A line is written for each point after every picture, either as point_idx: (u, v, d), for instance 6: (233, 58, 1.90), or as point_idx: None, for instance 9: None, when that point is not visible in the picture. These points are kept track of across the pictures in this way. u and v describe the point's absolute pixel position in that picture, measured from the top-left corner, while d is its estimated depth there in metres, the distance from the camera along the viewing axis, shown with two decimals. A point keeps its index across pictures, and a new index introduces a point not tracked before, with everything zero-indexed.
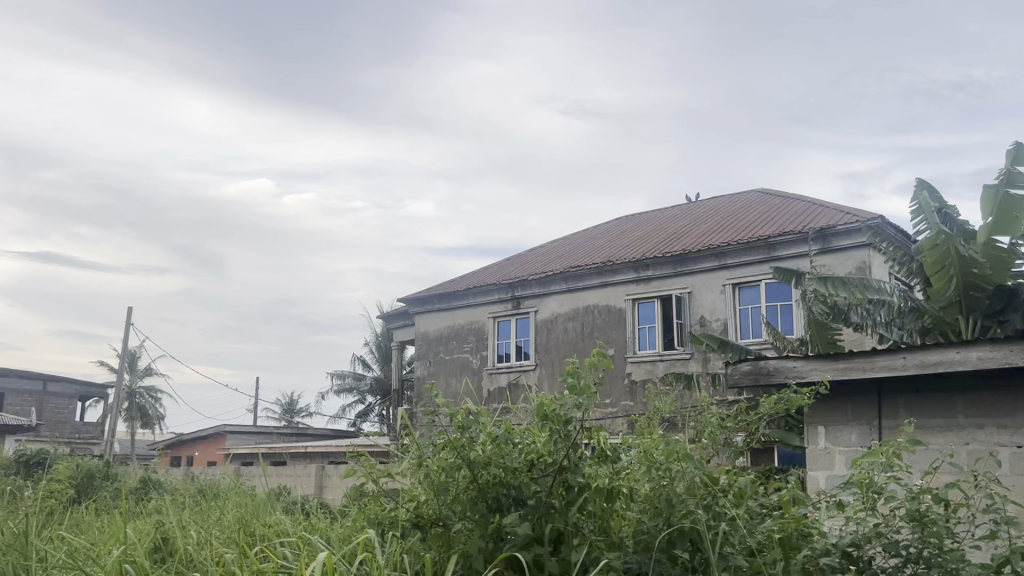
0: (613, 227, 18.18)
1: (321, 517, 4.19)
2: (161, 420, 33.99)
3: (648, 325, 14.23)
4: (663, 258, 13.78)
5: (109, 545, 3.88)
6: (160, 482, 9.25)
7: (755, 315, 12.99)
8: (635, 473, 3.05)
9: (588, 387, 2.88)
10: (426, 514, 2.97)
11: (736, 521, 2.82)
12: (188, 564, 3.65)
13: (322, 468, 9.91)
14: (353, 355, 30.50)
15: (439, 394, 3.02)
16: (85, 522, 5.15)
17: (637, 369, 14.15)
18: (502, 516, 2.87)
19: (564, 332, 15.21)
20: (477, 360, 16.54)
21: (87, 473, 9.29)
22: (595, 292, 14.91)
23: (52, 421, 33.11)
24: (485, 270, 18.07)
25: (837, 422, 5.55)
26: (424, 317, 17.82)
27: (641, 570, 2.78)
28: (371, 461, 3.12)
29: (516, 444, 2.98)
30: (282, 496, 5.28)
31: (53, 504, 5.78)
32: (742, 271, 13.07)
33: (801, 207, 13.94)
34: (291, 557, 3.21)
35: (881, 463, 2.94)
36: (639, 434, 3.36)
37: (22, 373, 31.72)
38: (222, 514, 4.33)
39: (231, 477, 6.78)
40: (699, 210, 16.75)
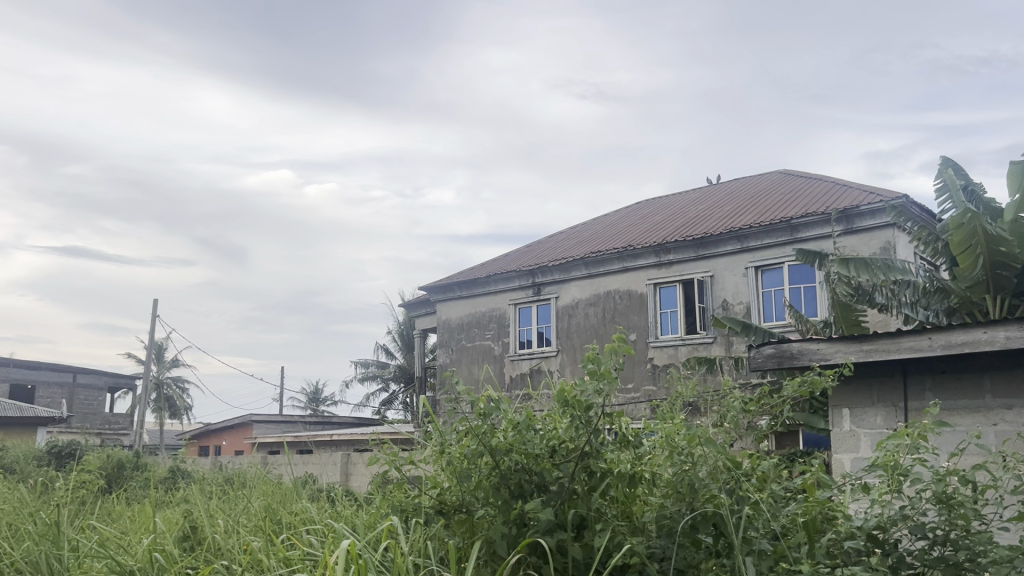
0: (634, 211, 18.09)
1: (345, 505, 4.22)
2: (188, 410, 34.40)
3: (670, 309, 14.19)
4: (685, 241, 13.69)
5: (139, 535, 3.94)
6: (188, 472, 9.37)
7: (778, 298, 12.88)
8: (657, 458, 3.05)
9: (609, 371, 2.89)
10: (449, 500, 3.00)
11: (760, 505, 2.79)
12: (216, 553, 3.69)
13: (347, 455, 9.96)
14: (376, 343, 30.66)
15: (460, 380, 3.01)
16: (115, 511, 5.23)
17: (660, 353, 14.12)
18: (525, 502, 2.88)
19: (586, 318, 15.20)
20: (499, 346, 16.59)
21: (117, 464, 9.41)
22: (616, 277, 14.87)
23: (82, 413, 33.59)
24: (506, 257, 18.06)
25: (862, 404, 5.51)
26: (445, 305, 17.85)
27: (664, 555, 2.79)
28: (393, 448, 3.11)
29: (538, 431, 2.99)
30: (307, 484, 5.35)
31: (84, 493, 5.87)
32: (765, 253, 12.97)
33: (825, 187, 13.78)
34: (316, 545, 3.23)
35: (906, 444, 2.89)
36: (662, 419, 3.36)
37: (51, 366, 32.22)
38: (249, 503, 4.37)
39: (258, 466, 6.87)
40: (721, 192, 16.62)
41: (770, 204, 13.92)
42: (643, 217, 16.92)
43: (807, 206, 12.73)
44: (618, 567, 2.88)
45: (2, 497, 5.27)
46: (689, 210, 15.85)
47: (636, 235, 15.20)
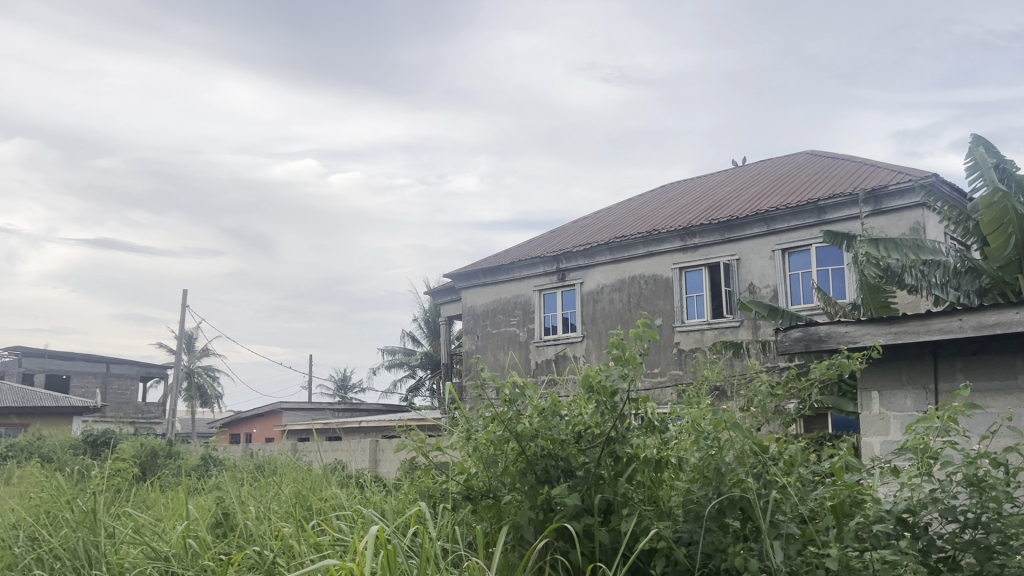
0: (659, 195, 17.97)
1: (374, 491, 4.26)
2: (219, 398, 34.86)
3: (696, 293, 14.12)
4: (711, 224, 13.59)
5: (173, 521, 4.02)
6: (220, 460, 9.51)
7: (806, 280, 12.77)
8: (683, 443, 3.05)
9: (633, 357, 2.88)
10: (476, 486, 3.01)
11: (788, 489, 2.78)
12: (248, 539, 3.76)
13: (375, 442, 10.04)
14: (402, 330, 30.84)
15: (486, 367, 3.03)
16: (150, 499, 5.32)
17: (686, 338, 14.07)
18: (551, 488, 2.89)
19: (611, 303, 15.16)
20: (524, 332, 16.62)
21: (151, 452, 9.56)
22: (641, 262, 14.81)
23: (116, 402, 34.13)
24: (530, 243, 18.05)
25: (891, 386, 5.46)
26: (471, 292, 17.89)
27: (692, 539, 2.81)
28: (421, 435, 3.15)
29: (563, 417, 2.99)
30: (337, 470, 5.41)
31: (121, 480, 6.01)
32: (792, 235, 12.84)
33: (853, 167, 13.60)
34: (346, 531, 3.28)
35: (936, 428, 2.87)
36: (688, 403, 3.36)
37: (84, 356, 32.79)
38: (279, 489, 4.43)
39: (288, 453, 6.95)
40: (746, 174, 16.46)
41: (796, 186, 13.77)
42: (668, 201, 16.81)
43: (835, 187, 12.58)
44: (646, 551, 2.89)
45: (41, 485, 5.40)
46: (715, 193, 15.72)
47: (661, 219, 15.12)
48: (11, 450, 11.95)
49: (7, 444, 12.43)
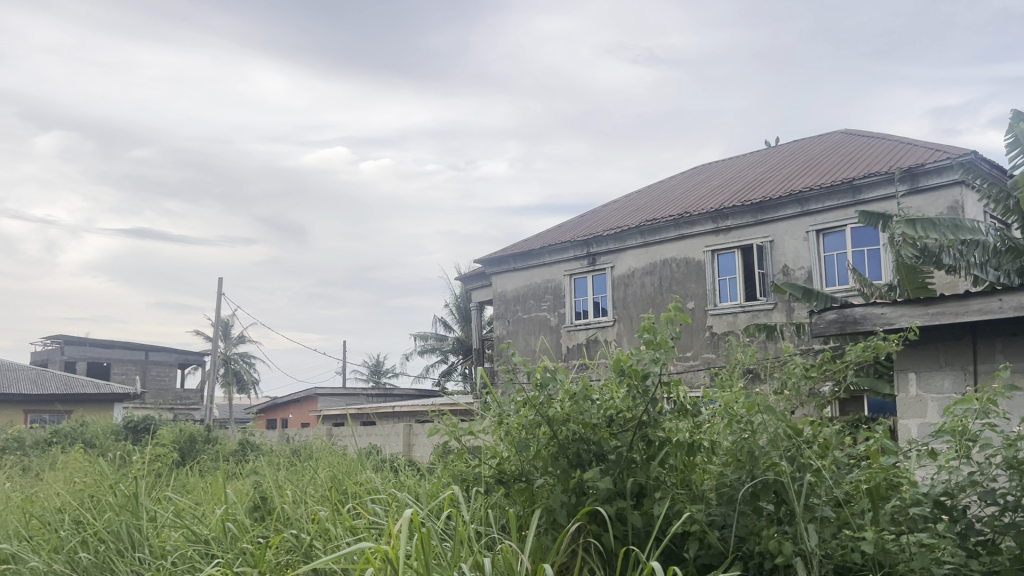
0: (691, 177, 17.79)
1: (408, 475, 4.30)
2: (256, 384, 35.38)
3: (729, 276, 14.01)
4: (743, 206, 13.44)
5: (212, 505, 4.11)
6: (257, 445, 9.67)
7: (841, 262, 12.61)
8: (716, 427, 3.03)
9: (665, 341, 2.87)
10: (508, 469, 3.02)
11: (822, 472, 2.76)
12: (286, 522, 3.82)
13: (409, 426, 10.09)
14: (434, 316, 31.00)
15: (516, 352, 3.04)
16: (190, 483, 5.43)
17: (718, 321, 13.98)
18: (583, 471, 2.89)
19: (642, 287, 15.09)
20: (555, 317, 16.62)
21: (189, 438, 9.73)
22: (673, 245, 14.71)
23: (156, 389, 34.78)
24: (560, 227, 17.99)
25: (928, 368, 5.39)
26: (501, 277, 17.90)
27: (725, 522, 2.80)
28: (453, 420, 3.18)
29: (595, 401, 2.99)
30: (371, 455, 5.46)
31: (161, 465, 6.15)
32: (826, 216, 12.65)
33: (889, 146, 13.36)
34: (381, 514, 3.33)
35: (974, 410, 2.82)
36: (721, 387, 3.34)
37: (124, 344, 33.47)
38: (315, 474, 4.49)
39: (323, 438, 7.05)
40: (780, 154, 16.23)
41: (831, 166, 13.56)
42: (700, 183, 16.64)
43: (870, 167, 12.37)
44: (678, 535, 2.89)
45: (84, 470, 5.55)
46: (747, 175, 15.54)
47: (692, 201, 14.98)
48: (55, 435, 12.24)
49: (52, 430, 12.74)
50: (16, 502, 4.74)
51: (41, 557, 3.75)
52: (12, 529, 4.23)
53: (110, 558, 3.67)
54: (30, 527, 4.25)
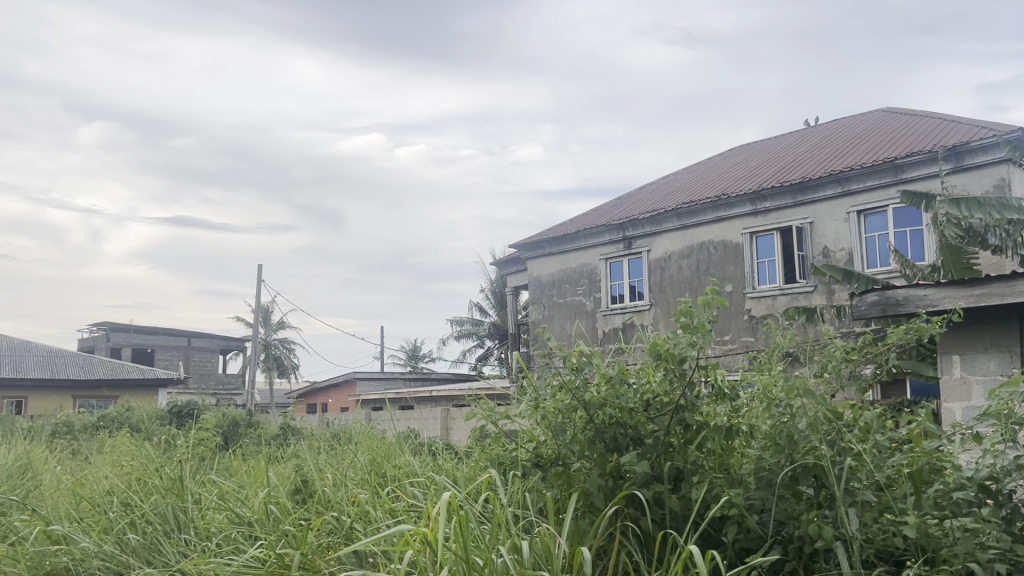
0: (728, 158, 17.57)
1: (447, 459, 4.33)
2: (295, 370, 35.88)
3: (768, 258, 13.84)
4: (782, 187, 13.25)
5: (255, 488, 4.18)
6: (297, 429, 9.82)
7: (882, 243, 12.40)
8: (755, 411, 3.02)
9: (702, 325, 2.85)
10: (545, 453, 3.02)
11: (863, 456, 2.72)
12: (327, 504, 3.88)
13: (447, 410, 10.15)
14: (470, 302, 31.15)
15: (552, 336, 3.04)
16: (233, 467, 5.55)
17: (757, 304, 13.83)
18: (621, 455, 2.89)
19: (679, 270, 14.99)
20: (591, 302, 16.60)
21: (232, 422, 9.93)
22: (710, 227, 14.56)
23: (198, 374, 35.46)
24: (596, 211, 17.91)
25: (973, 350, 5.29)
26: (536, 262, 17.90)
27: (764, 506, 2.78)
28: (489, 404, 3.21)
29: (632, 384, 2.99)
30: (409, 438, 5.52)
31: (205, 449, 6.29)
32: (868, 197, 12.43)
33: (933, 124, 13.05)
34: (420, 497, 3.38)
35: (1020, 392, 2.76)
36: (760, 370, 3.31)
37: (167, 330, 34.13)
38: (355, 457, 4.55)
39: (362, 422, 7.15)
40: (819, 135, 15.95)
41: (872, 145, 13.30)
42: (737, 164, 16.43)
43: (913, 145, 12.10)
44: (716, 519, 2.88)
45: (132, 453, 5.68)
46: (786, 155, 15.30)
47: (730, 183, 14.81)
48: (103, 420, 12.55)
49: (99, 414, 13.06)
50: (67, 484, 4.88)
51: (92, 537, 3.86)
52: (65, 511, 4.36)
53: (157, 539, 3.77)
54: (80, 508, 4.37)
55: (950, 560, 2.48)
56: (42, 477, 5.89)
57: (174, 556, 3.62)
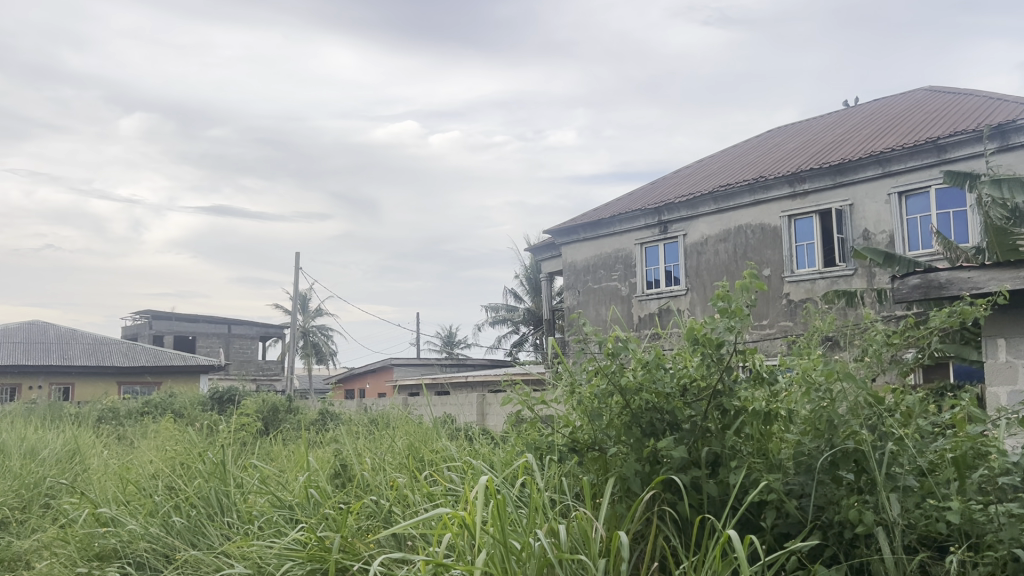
0: (765, 140, 17.33)
1: (484, 443, 4.36)
2: (334, 356, 36.29)
3: (807, 241, 13.65)
4: (821, 169, 13.04)
5: (296, 472, 4.25)
6: (336, 413, 9.94)
7: (925, 224, 12.17)
8: (794, 395, 2.99)
9: (740, 309, 2.83)
10: (581, 438, 3.02)
11: (904, 441, 2.68)
12: (365, 488, 3.92)
13: (483, 396, 10.19)
14: (505, 287, 31.18)
15: (588, 322, 3.03)
16: (274, 452, 5.63)
17: (796, 288, 13.66)
18: (657, 440, 2.88)
19: (716, 254, 14.85)
20: (626, 287, 16.52)
21: (272, 408, 10.08)
22: (748, 211, 14.39)
23: (238, 361, 36.02)
24: (631, 195, 17.80)
25: (1019, 333, 5.16)
26: (571, 248, 17.85)
27: (804, 491, 2.75)
28: (525, 389, 3.22)
29: (669, 369, 2.97)
30: (446, 424, 5.56)
31: (246, 433, 6.37)
32: (909, 178, 12.18)
33: (977, 102, 12.74)
34: (457, 481, 3.41)
35: None
36: (799, 355, 3.28)
37: (207, 318, 34.70)
38: (393, 442, 4.59)
39: (400, 407, 7.21)
40: (859, 115, 15.65)
41: (914, 125, 13.03)
42: (774, 147, 16.20)
43: (956, 125, 11.83)
44: (755, 504, 2.86)
45: (175, 439, 5.79)
46: (824, 137, 15.06)
47: (767, 166, 14.62)
48: (147, 406, 12.81)
49: (144, 400, 13.32)
50: (115, 468, 4.99)
51: (139, 520, 3.95)
52: (112, 494, 4.47)
53: (201, 522, 3.85)
54: (126, 492, 4.48)
55: (994, 546, 2.43)
56: (90, 461, 6.03)
57: (218, 539, 3.69)
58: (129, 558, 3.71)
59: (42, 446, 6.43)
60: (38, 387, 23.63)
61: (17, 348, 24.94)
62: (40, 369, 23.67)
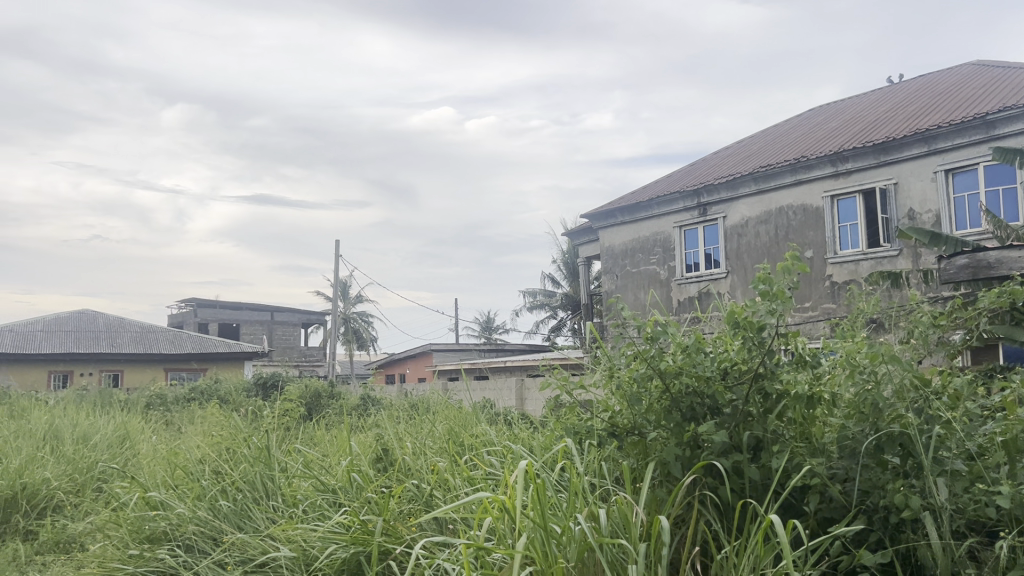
0: (806, 120, 17.01)
1: (524, 427, 4.37)
2: (374, 342, 36.65)
3: (850, 222, 13.40)
4: (864, 148, 12.78)
5: (339, 457, 4.31)
6: (377, 399, 10.04)
7: (973, 203, 11.89)
8: (838, 378, 2.95)
9: (782, 292, 2.80)
10: (621, 423, 3.01)
11: (953, 425, 2.63)
12: (407, 472, 3.96)
13: (521, 381, 10.20)
14: (542, 272, 31.15)
15: (626, 306, 3.01)
16: (317, 436, 5.71)
17: (839, 270, 13.44)
18: (698, 425, 2.85)
19: (757, 236, 14.66)
20: (665, 271, 16.42)
21: (314, 393, 10.22)
22: (789, 191, 14.16)
23: (281, 347, 36.56)
24: (669, 178, 17.63)
25: None
26: (609, 232, 17.76)
27: (848, 476, 2.71)
28: (564, 373, 3.23)
29: (709, 354, 2.95)
30: (486, 409, 5.58)
31: (290, 419, 6.47)
32: (956, 155, 11.88)
33: None
34: (497, 465, 3.43)
35: None
36: (842, 337, 3.23)
37: (250, 305, 35.26)
38: (432, 427, 4.63)
39: (439, 392, 7.25)
40: (904, 92, 15.29)
41: (961, 101, 12.70)
42: (816, 126, 15.91)
43: (1005, 100, 11.50)
44: (798, 489, 2.82)
45: (221, 424, 5.92)
46: (868, 115, 14.73)
47: (808, 145, 14.37)
48: (194, 392, 13.06)
49: (191, 387, 13.61)
50: (163, 453, 5.11)
51: (187, 503, 4.04)
52: (161, 478, 4.59)
53: (247, 505, 3.92)
54: (175, 476, 4.59)
55: None
56: (140, 447, 6.19)
57: (263, 521, 3.75)
58: (178, 541, 3.79)
59: (94, 432, 6.60)
60: (90, 374, 24.36)
61: (69, 336, 25.69)
62: (91, 357, 24.34)
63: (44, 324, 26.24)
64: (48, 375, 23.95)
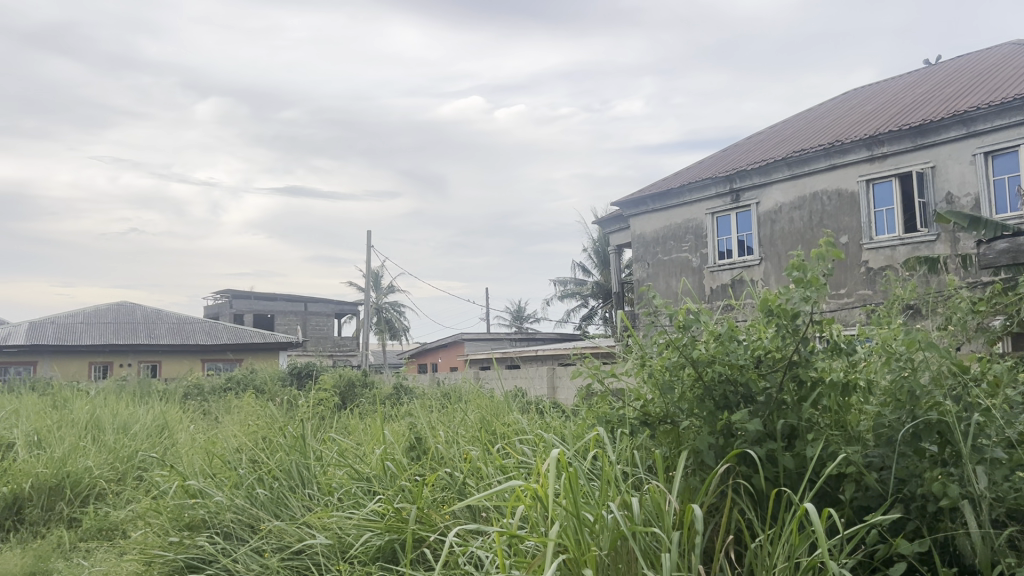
0: (841, 103, 16.75)
1: (556, 416, 4.37)
2: (406, 332, 36.87)
3: (886, 206, 13.19)
4: (901, 131, 12.56)
5: (373, 445, 4.35)
6: (409, 388, 10.13)
7: (1013, 185, 11.63)
8: (874, 366, 2.92)
9: (816, 279, 2.76)
10: (653, 412, 3.01)
11: (992, 412, 2.58)
12: (440, 460, 3.99)
13: (553, 369, 10.22)
14: (573, 261, 31.08)
15: (657, 294, 2.99)
16: (351, 425, 5.76)
17: (875, 256, 13.23)
18: (731, 414, 2.84)
19: (791, 222, 14.49)
20: (697, 258, 16.30)
21: (348, 382, 10.32)
22: (823, 176, 13.97)
23: (315, 337, 36.96)
24: (701, 164, 17.48)
25: None
26: (640, 219, 17.66)
27: (884, 464, 2.67)
28: (595, 362, 3.23)
29: (743, 342, 2.93)
30: (517, 397, 5.60)
31: (325, 408, 6.54)
32: (996, 137, 11.62)
33: None
34: (529, 454, 3.44)
35: None
36: (878, 324, 3.18)
37: (284, 296, 35.66)
38: (465, 416, 4.64)
39: (471, 381, 7.29)
40: (942, 73, 14.99)
41: (1001, 81, 12.42)
42: (851, 109, 15.66)
43: None
44: (834, 477, 2.80)
45: (257, 413, 6.00)
46: (905, 97, 14.46)
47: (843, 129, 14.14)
48: (230, 382, 13.26)
49: (227, 376, 13.83)
50: (201, 442, 5.20)
51: (224, 492, 4.10)
52: (199, 467, 4.66)
53: (284, 493, 3.97)
54: (213, 465, 4.66)
55: None
56: (178, 436, 6.30)
57: (299, 510, 3.80)
58: (217, 529, 3.85)
59: (134, 421, 6.73)
60: (129, 364, 24.84)
61: (108, 328, 26.18)
62: (130, 348, 24.80)
63: (84, 316, 26.77)
64: (88, 366, 24.46)
